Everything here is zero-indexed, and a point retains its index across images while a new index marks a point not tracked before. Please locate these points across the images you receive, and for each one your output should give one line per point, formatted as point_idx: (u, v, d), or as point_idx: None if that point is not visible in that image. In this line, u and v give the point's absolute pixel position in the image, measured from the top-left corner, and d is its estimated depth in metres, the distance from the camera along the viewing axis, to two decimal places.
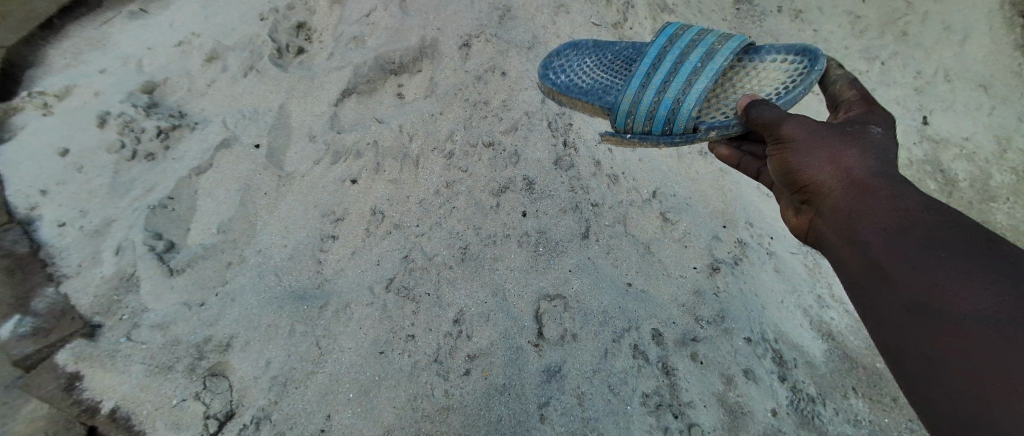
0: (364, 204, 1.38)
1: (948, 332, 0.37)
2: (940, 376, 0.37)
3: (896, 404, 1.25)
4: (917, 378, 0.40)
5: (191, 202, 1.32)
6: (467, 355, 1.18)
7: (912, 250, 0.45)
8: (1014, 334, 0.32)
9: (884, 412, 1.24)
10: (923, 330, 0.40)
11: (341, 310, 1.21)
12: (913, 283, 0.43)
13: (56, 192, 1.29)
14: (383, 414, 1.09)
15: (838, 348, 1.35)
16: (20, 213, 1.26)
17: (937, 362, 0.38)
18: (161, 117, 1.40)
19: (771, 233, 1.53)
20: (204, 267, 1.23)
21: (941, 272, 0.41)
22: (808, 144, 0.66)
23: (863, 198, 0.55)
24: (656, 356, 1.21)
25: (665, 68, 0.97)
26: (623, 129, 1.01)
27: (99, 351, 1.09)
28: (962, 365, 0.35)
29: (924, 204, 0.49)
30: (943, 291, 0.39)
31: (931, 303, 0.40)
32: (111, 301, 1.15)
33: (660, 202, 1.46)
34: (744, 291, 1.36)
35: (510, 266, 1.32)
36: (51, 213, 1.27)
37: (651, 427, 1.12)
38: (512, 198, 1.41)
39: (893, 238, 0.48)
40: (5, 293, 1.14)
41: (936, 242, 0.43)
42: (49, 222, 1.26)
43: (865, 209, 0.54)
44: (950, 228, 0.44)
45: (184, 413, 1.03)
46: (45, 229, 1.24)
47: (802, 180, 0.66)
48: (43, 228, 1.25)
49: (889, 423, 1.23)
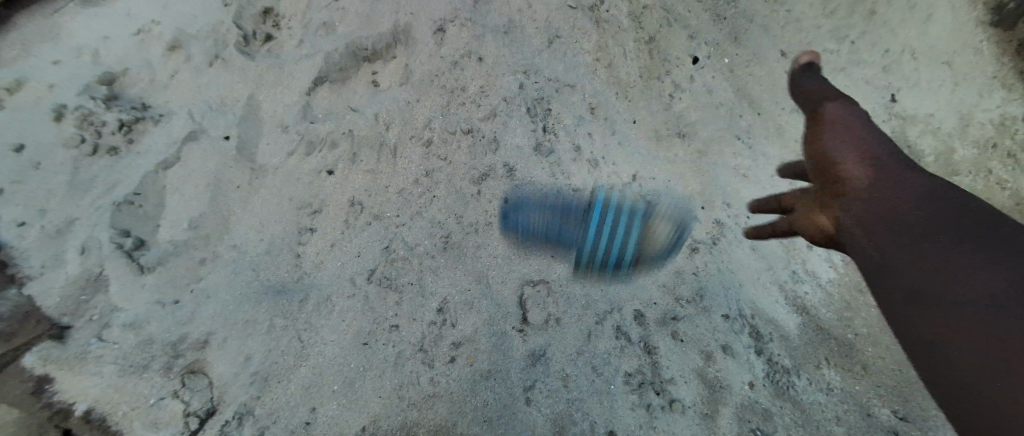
0: (341, 196, 1.35)
1: (946, 327, 0.42)
2: (940, 362, 0.42)
3: (866, 372, 1.31)
4: (924, 366, 0.44)
5: (159, 198, 1.28)
6: (452, 343, 1.20)
7: (910, 247, 0.50)
8: (1006, 319, 0.39)
9: (856, 380, 1.29)
10: (925, 320, 0.45)
11: (323, 303, 1.21)
12: (917, 278, 0.48)
13: (12, 192, 1.23)
14: (369, 403, 1.11)
15: (814, 321, 1.39)
16: None
17: (936, 350, 0.43)
18: (122, 110, 1.34)
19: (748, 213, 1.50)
20: (177, 265, 1.20)
21: (945, 266, 0.46)
22: (844, 136, 0.68)
23: (874, 197, 0.58)
24: (637, 336, 1.24)
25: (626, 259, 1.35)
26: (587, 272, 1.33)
27: (67, 354, 1.07)
28: (962, 355, 0.40)
29: (921, 205, 0.55)
30: (940, 284, 0.45)
31: (930, 298, 0.46)
32: (78, 302, 1.12)
33: (640, 186, 1.46)
34: (723, 271, 1.38)
35: (493, 253, 1.32)
36: (7, 214, 1.20)
37: (634, 405, 1.16)
38: (493, 185, 1.40)
39: (890, 236, 0.53)
40: None
41: (932, 239, 0.50)
42: (4, 223, 1.19)
43: (890, 206, 0.56)
44: (943, 226, 0.51)
45: (163, 412, 1.03)
46: (1, 230, 1.18)
47: (831, 170, 0.65)
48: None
49: (860, 391, 1.28)
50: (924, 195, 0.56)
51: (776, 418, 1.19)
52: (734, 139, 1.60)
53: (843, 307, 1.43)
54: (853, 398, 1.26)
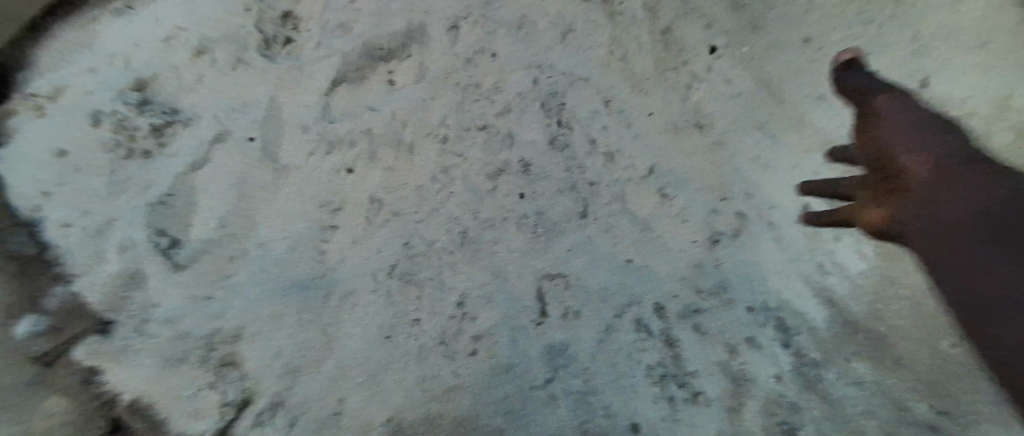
0: (360, 193, 1.38)
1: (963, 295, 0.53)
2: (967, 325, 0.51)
3: (895, 366, 1.20)
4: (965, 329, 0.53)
5: (189, 198, 1.30)
6: (472, 336, 1.24)
7: (946, 239, 0.61)
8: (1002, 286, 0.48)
9: (890, 374, 1.20)
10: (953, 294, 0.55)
11: (346, 298, 1.25)
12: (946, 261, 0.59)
13: (56, 194, 1.30)
14: (394, 395, 1.17)
15: (841, 312, 1.28)
16: (23, 215, 1.29)
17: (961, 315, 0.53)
18: (154, 114, 1.39)
19: (771, 202, 1.41)
20: (207, 262, 1.25)
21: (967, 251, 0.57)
22: (903, 146, 0.82)
23: (928, 202, 0.70)
24: (658, 329, 1.27)
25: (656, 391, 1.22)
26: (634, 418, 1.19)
27: (111, 347, 1.17)
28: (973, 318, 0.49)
29: (959, 201, 0.65)
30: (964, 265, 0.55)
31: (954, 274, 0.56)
32: (119, 299, 1.20)
33: (658, 177, 1.43)
34: (746, 264, 1.34)
35: (510, 249, 1.34)
36: (53, 214, 1.28)
37: (656, 397, 1.20)
38: (508, 180, 1.42)
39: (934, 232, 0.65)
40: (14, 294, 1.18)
41: (961, 230, 0.60)
42: (52, 223, 1.27)
43: (934, 207, 0.68)
44: (972, 218, 0.60)
45: (197, 402, 1.12)
46: (49, 230, 1.27)
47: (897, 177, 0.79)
48: (47, 229, 1.27)
49: (893, 385, 1.19)
50: (968, 192, 0.65)
51: (805, 412, 1.19)
52: (758, 127, 1.48)
53: (874, 299, 1.27)
54: (887, 392, 1.18)
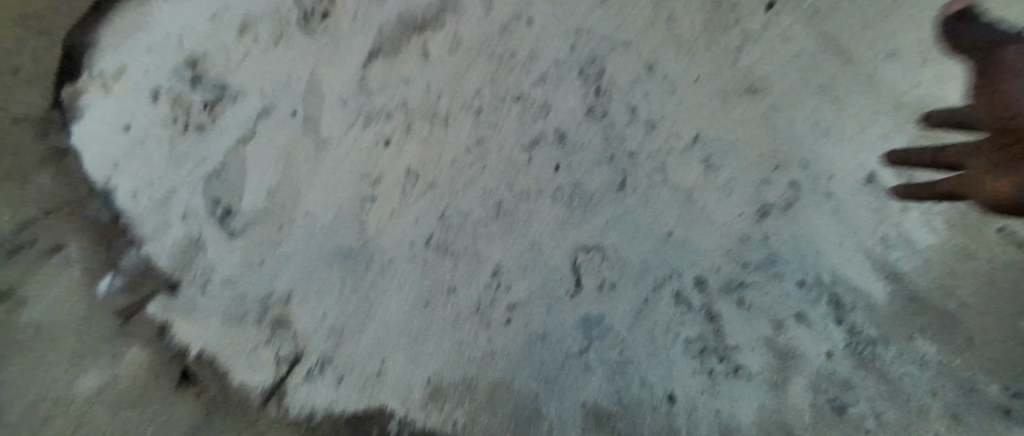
0: (398, 166, 1.39)
1: None
2: None
3: (967, 346, 1.14)
4: None
5: (241, 169, 1.37)
6: (508, 305, 1.25)
7: None
8: None
9: (957, 355, 1.14)
10: None
11: (386, 266, 1.30)
12: None
13: (126, 165, 1.40)
14: (434, 358, 1.22)
15: (909, 288, 1.19)
16: (99, 185, 1.40)
17: None
18: (206, 91, 1.45)
19: (829, 169, 1.27)
20: (258, 230, 1.33)
21: None
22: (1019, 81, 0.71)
23: None
24: (699, 303, 1.23)
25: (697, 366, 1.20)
26: (673, 389, 1.18)
27: (179, 305, 1.29)
28: None
29: None
30: None
31: None
32: (184, 262, 1.31)
33: (703, 147, 1.33)
34: (799, 238, 1.24)
35: (545, 221, 1.32)
36: (125, 185, 1.38)
37: (695, 370, 1.19)
38: (543, 151, 1.39)
39: None
40: (98, 256, 1.34)
41: None
42: (124, 192, 1.38)
43: None
44: None
45: (258, 357, 1.24)
46: (120, 198, 1.38)
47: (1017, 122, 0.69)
48: (119, 197, 1.38)
49: (959, 365, 1.13)
50: None
51: (859, 390, 1.15)
52: (812, 90, 1.31)
53: (947, 273, 1.18)
54: (953, 373, 1.13)
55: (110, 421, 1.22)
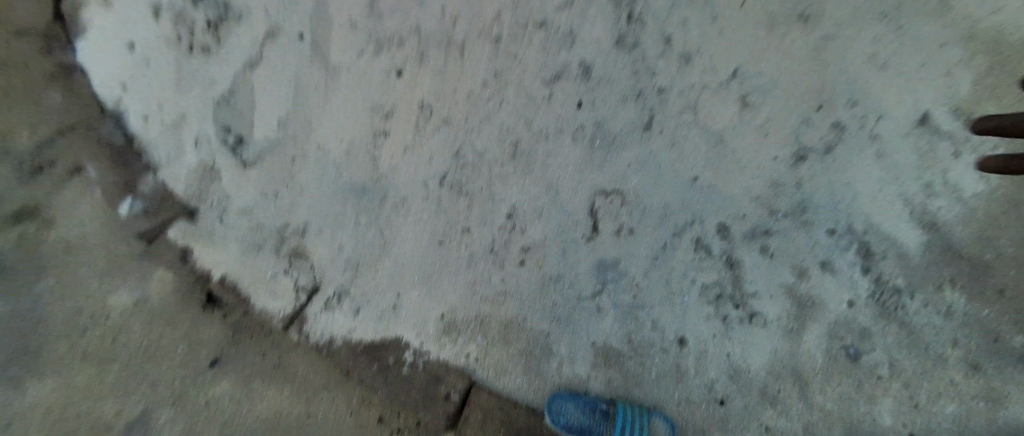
0: (411, 99, 1.32)
1: None
2: None
3: (1000, 297, 1.09)
4: None
5: (248, 97, 1.32)
6: (522, 247, 1.24)
7: None
8: None
9: (984, 305, 1.10)
10: None
11: (400, 204, 1.28)
12: None
13: (132, 87, 1.37)
14: (447, 295, 1.24)
15: (945, 238, 1.11)
16: (110, 107, 1.39)
17: None
18: (208, 7, 1.32)
19: (880, 111, 1.13)
20: (272, 161, 1.31)
21: None
22: None
23: None
24: (719, 250, 1.19)
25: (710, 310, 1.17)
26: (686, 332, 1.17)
27: (199, 230, 1.33)
28: None
29: None
30: None
31: None
32: (200, 188, 1.33)
33: (740, 83, 1.19)
34: (834, 184, 1.16)
35: (564, 163, 1.26)
36: (133, 107, 1.37)
37: (709, 315, 1.17)
38: (566, 87, 1.28)
39: None
40: (118, 178, 1.37)
41: None
42: (134, 115, 1.37)
43: None
44: None
45: (279, 284, 1.29)
46: (132, 121, 1.37)
47: None
48: (130, 120, 1.38)
49: (987, 316, 1.10)
50: None
51: (877, 338, 1.13)
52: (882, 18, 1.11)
53: (985, 225, 1.10)
54: (977, 322, 1.10)
55: (146, 336, 1.30)
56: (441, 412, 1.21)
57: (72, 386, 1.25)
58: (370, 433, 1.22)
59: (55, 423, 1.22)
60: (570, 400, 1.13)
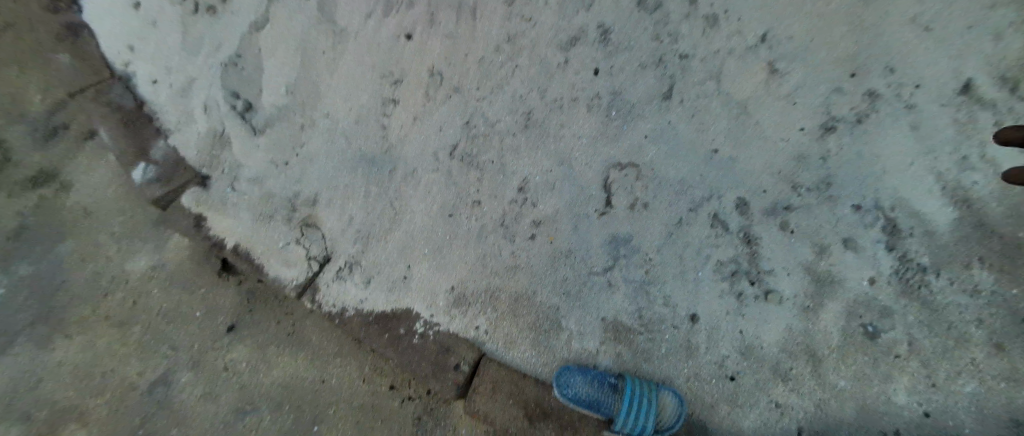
0: (421, 65, 1.28)
1: None
2: None
3: None
4: None
5: (256, 62, 1.29)
6: (532, 221, 1.21)
7: None
8: None
9: (1015, 283, 1.01)
10: None
11: (410, 175, 1.26)
12: None
13: (140, 50, 1.35)
14: (456, 267, 1.23)
15: (976, 212, 1.04)
16: (118, 70, 1.38)
17: None
18: None
19: (919, 79, 1.06)
20: (281, 129, 1.29)
21: None
22: None
23: None
24: (736, 226, 1.15)
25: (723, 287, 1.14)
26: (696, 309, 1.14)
27: (212, 199, 1.31)
28: None
29: None
30: None
31: None
32: (211, 156, 1.32)
33: (771, 47, 1.13)
34: (863, 155, 1.10)
35: (578, 133, 1.22)
36: (141, 71, 1.36)
37: (723, 292, 1.14)
38: (582, 52, 1.22)
39: None
40: (129, 143, 1.35)
41: None
42: (143, 79, 1.36)
43: None
44: None
45: (291, 253, 1.28)
46: (142, 86, 1.36)
47: None
48: (140, 85, 1.36)
49: (1016, 295, 1.01)
50: None
51: (897, 316, 1.07)
52: None
53: None
54: (1006, 301, 1.01)
55: (165, 299, 1.34)
56: (451, 381, 1.20)
57: (98, 346, 1.30)
58: (382, 398, 1.27)
59: (83, 380, 1.27)
60: (579, 373, 1.12)
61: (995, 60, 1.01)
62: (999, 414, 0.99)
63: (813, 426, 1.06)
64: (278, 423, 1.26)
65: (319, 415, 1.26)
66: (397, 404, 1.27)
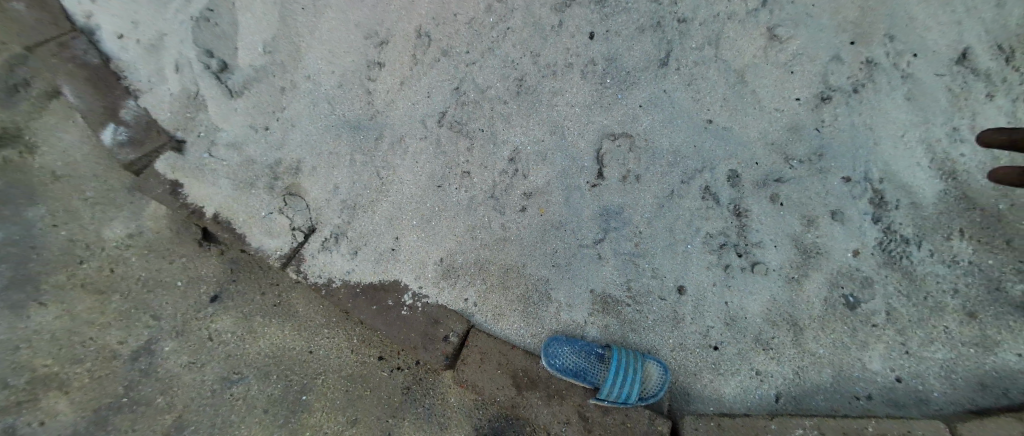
0: (408, 25, 1.20)
1: None
2: None
3: (1008, 246, 1.03)
4: None
5: (231, 17, 1.20)
6: (523, 193, 1.19)
7: None
8: None
9: (991, 254, 1.05)
10: None
11: (397, 143, 1.22)
12: None
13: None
14: (446, 239, 1.21)
15: (961, 185, 1.06)
16: (80, 22, 1.25)
17: None
18: None
19: (917, 48, 1.05)
20: (260, 91, 1.22)
21: None
22: None
23: None
24: (727, 199, 1.14)
25: (712, 259, 1.14)
26: (684, 282, 1.15)
27: (187, 165, 1.25)
28: None
29: None
30: None
31: None
32: (186, 119, 1.25)
33: (771, 12, 1.10)
34: (857, 127, 1.09)
35: (571, 102, 1.18)
36: (106, 24, 1.24)
37: (710, 264, 1.14)
38: (577, 13, 1.17)
39: None
40: (96, 103, 1.26)
41: None
42: (108, 33, 1.25)
43: None
44: None
45: (273, 223, 1.23)
46: (107, 41, 1.25)
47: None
48: (105, 39, 1.25)
49: (991, 266, 1.05)
50: None
51: (878, 287, 1.09)
52: None
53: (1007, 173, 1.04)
54: (982, 271, 1.05)
55: (144, 268, 1.31)
56: (439, 351, 1.20)
57: (75, 315, 1.27)
58: (370, 368, 1.28)
59: (62, 348, 1.25)
60: (567, 344, 1.14)
61: (992, 29, 1.02)
62: (967, 378, 1.03)
63: (791, 391, 1.10)
64: (267, 392, 1.26)
65: (308, 384, 1.27)
66: (387, 374, 1.28)
